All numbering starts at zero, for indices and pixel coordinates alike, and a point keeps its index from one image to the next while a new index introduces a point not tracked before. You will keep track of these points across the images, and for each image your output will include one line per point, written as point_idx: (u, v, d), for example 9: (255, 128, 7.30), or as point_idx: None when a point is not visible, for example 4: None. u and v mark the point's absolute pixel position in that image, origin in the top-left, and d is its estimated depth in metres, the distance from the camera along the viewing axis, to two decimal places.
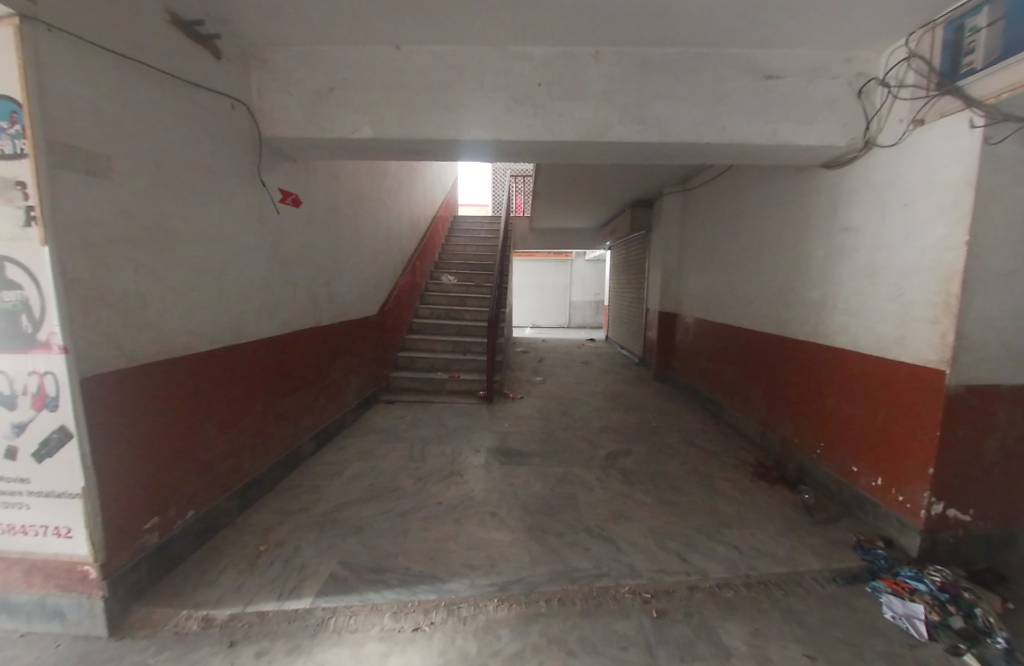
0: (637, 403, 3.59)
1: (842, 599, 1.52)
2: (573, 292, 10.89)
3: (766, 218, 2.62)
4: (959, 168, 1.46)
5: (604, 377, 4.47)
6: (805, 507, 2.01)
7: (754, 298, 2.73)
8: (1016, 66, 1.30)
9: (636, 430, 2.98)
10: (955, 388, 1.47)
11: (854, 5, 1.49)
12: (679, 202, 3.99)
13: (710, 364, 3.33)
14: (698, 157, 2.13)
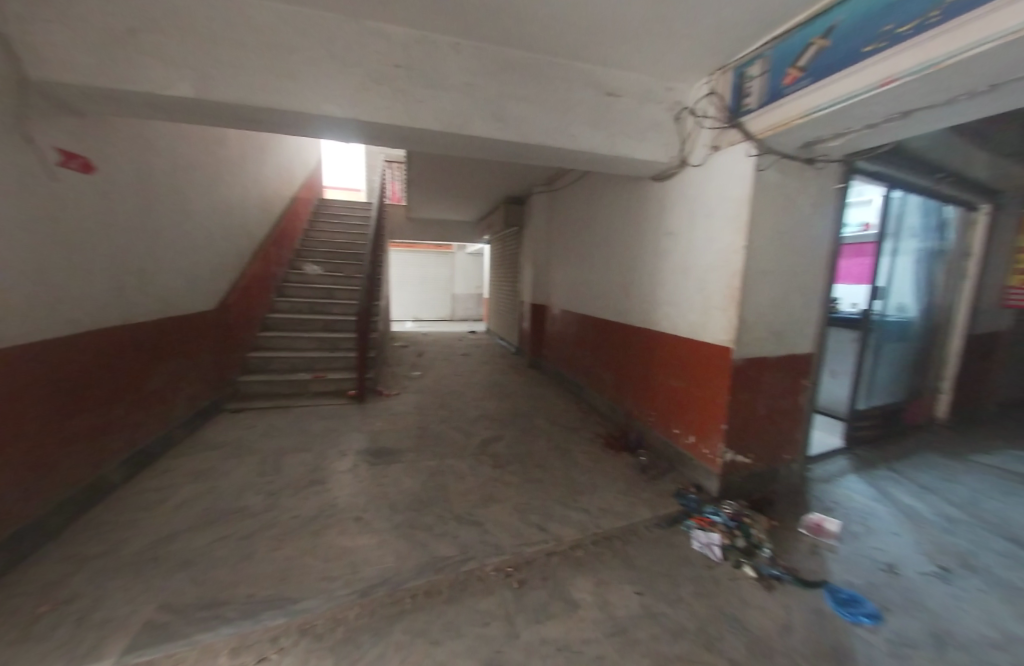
0: (512, 390, 3.79)
1: (665, 540, 1.83)
2: (457, 285, 10.92)
3: (611, 219, 2.97)
4: (741, 186, 1.85)
5: (483, 368, 4.60)
6: (641, 467, 2.36)
7: (604, 291, 3.08)
8: (776, 110, 1.72)
9: (508, 416, 3.13)
10: (738, 361, 1.88)
11: (671, 38, 1.76)
12: (545, 201, 4.29)
13: (572, 351, 3.67)
14: (547, 159, 2.29)
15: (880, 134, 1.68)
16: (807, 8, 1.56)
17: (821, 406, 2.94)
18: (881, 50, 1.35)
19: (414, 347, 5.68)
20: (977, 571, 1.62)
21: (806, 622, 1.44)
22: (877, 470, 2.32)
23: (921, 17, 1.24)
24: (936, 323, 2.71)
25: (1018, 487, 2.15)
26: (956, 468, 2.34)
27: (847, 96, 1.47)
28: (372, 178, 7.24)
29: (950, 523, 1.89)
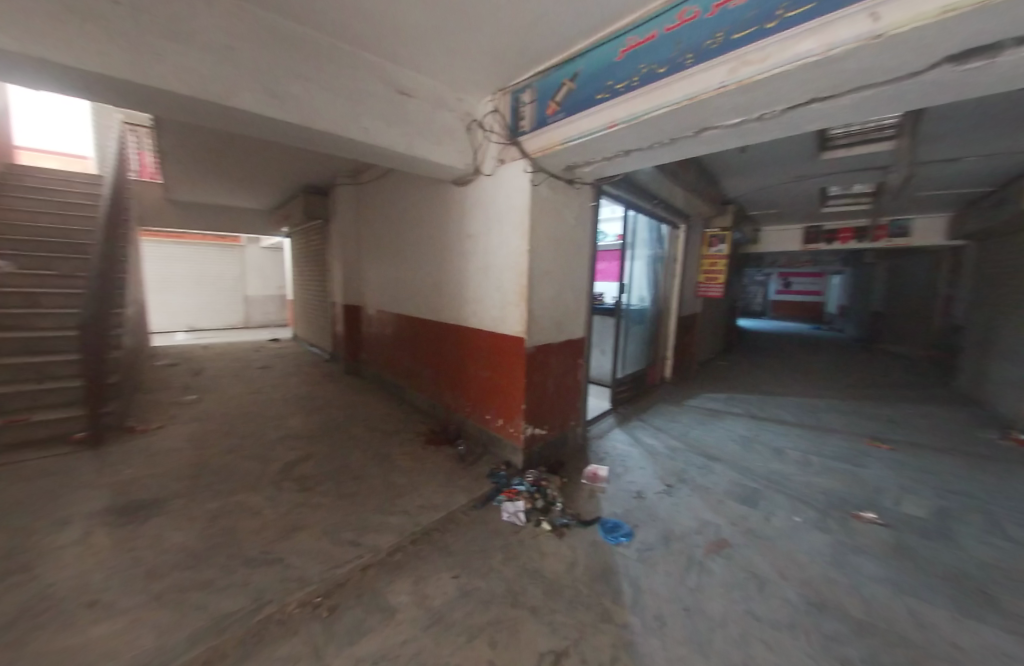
0: (325, 401, 3.46)
1: (479, 519, 1.99)
2: (251, 285, 9.25)
3: (418, 219, 3.02)
4: (523, 197, 2.15)
5: (291, 381, 4.04)
6: (460, 456, 2.50)
7: (418, 290, 3.11)
8: (543, 134, 2.06)
9: (321, 431, 2.86)
10: (530, 348, 2.18)
11: (457, 52, 1.90)
12: (351, 195, 4.03)
13: (391, 352, 3.59)
14: (334, 148, 2.12)
15: (615, 166, 2.17)
16: (558, 55, 1.97)
17: (595, 378, 3.68)
18: (606, 99, 1.84)
19: (191, 365, 4.53)
20: (684, 481, 2.32)
21: (586, 554, 1.80)
22: (633, 422, 3.08)
23: (628, 80, 1.77)
24: (659, 309, 3.71)
25: (704, 417, 3.19)
26: (673, 411, 3.30)
27: (589, 131, 1.91)
28: (103, 141, 5.33)
29: (671, 451, 2.66)
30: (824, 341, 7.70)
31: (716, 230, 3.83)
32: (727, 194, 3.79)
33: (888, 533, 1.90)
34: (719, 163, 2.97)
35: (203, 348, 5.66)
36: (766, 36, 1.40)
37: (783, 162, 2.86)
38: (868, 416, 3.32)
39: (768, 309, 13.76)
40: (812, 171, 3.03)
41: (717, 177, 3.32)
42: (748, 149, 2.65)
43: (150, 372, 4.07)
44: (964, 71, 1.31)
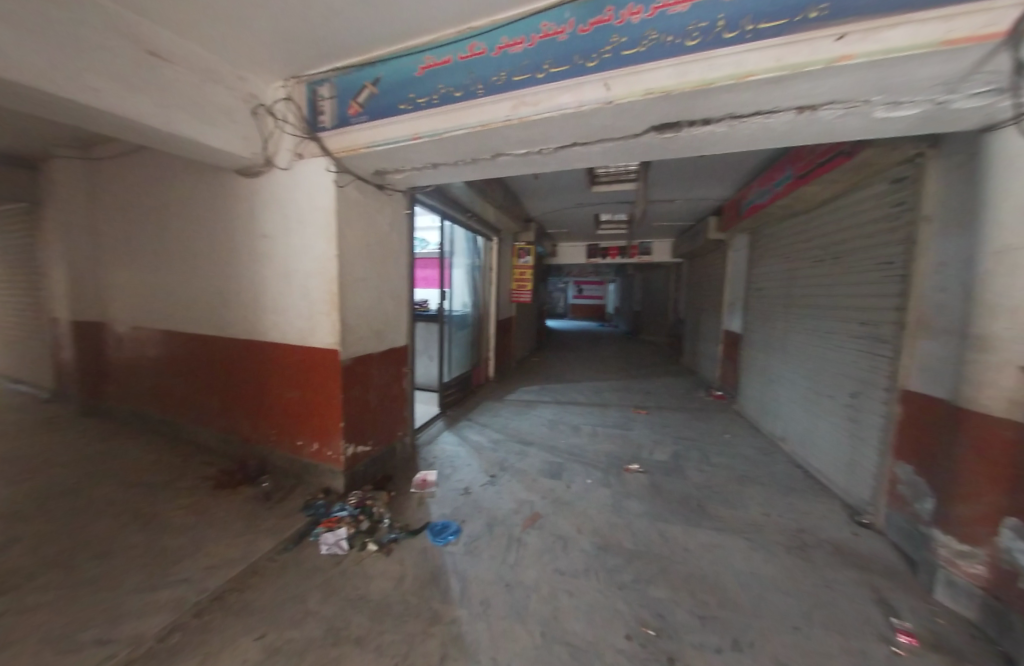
0: (43, 460, 2.44)
1: (291, 561, 1.74)
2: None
3: (191, 213, 2.46)
4: (327, 198, 1.99)
5: None
6: (265, 494, 2.15)
7: (196, 299, 2.52)
8: (346, 134, 1.96)
9: (34, 504, 2.00)
10: (344, 361, 2.04)
11: (232, 22, 1.62)
12: (77, 172, 2.96)
13: (161, 380, 2.81)
14: (32, 107, 1.51)
15: (426, 177, 2.23)
16: (357, 56, 1.91)
17: (423, 384, 3.71)
18: (409, 111, 1.87)
19: None
20: (505, 469, 2.57)
21: (415, 562, 1.79)
22: (460, 422, 3.23)
23: (428, 96, 1.84)
24: (479, 314, 4.02)
25: (521, 408, 3.61)
26: (496, 407, 3.62)
27: (393, 139, 1.90)
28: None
29: (493, 444, 2.91)
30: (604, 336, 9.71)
31: (523, 244, 4.44)
32: (529, 214, 4.41)
33: (646, 477, 2.53)
34: (519, 186, 3.40)
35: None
36: (538, 84, 1.67)
37: (565, 190, 3.47)
38: (632, 391, 4.35)
39: (568, 312, 16.45)
40: (588, 201, 3.79)
41: (520, 199, 3.80)
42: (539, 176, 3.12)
43: None
44: (663, 139, 1.84)
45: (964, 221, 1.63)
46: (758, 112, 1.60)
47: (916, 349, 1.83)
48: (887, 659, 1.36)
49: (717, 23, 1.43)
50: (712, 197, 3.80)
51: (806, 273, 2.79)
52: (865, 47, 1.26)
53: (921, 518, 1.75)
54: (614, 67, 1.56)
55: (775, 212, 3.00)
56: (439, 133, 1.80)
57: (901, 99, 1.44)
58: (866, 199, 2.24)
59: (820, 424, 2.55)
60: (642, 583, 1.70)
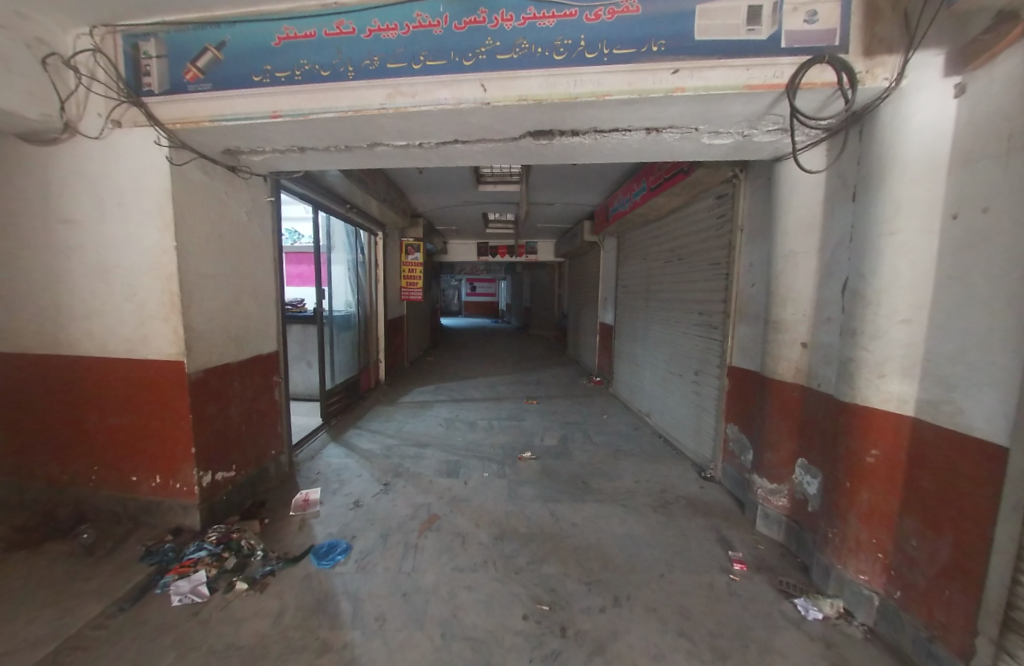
0: None
1: (130, 624, 1.41)
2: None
3: None
4: (159, 177, 1.64)
5: None
6: (84, 549, 1.70)
7: None
8: (184, 104, 1.64)
9: None
10: (195, 374, 1.72)
11: None
12: None
13: None
14: None
15: (291, 162, 2.00)
16: (193, 12, 1.60)
17: (304, 395, 3.35)
18: (265, 84, 1.64)
19: None
20: (400, 474, 2.47)
21: (298, 591, 1.61)
22: (348, 431, 2.99)
23: (289, 71, 1.64)
24: (365, 314, 3.78)
25: (416, 410, 3.50)
26: (389, 411, 3.45)
27: (247, 115, 1.65)
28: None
29: (386, 449, 2.77)
30: (495, 331, 9.93)
31: (411, 240, 4.32)
32: (415, 209, 4.27)
33: (538, 463, 2.68)
34: (402, 180, 3.27)
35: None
36: (414, 75, 1.62)
37: (448, 187, 3.45)
38: (524, 383, 4.56)
39: (464, 310, 16.45)
40: (473, 199, 3.82)
41: (404, 193, 3.66)
42: (422, 171, 3.05)
43: None
44: (537, 144, 1.95)
45: (764, 231, 2.08)
46: (616, 127, 1.80)
47: (739, 333, 2.28)
48: (727, 585, 1.67)
49: (580, 43, 1.56)
50: (586, 202, 4.18)
51: (660, 271, 3.26)
52: (693, 82, 1.50)
53: (745, 467, 2.20)
54: (490, 69, 1.60)
55: (635, 217, 3.43)
56: (303, 114, 1.62)
57: (720, 129, 1.76)
58: (700, 210, 2.70)
59: (674, 399, 3.01)
60: (537, 563, 1.80)
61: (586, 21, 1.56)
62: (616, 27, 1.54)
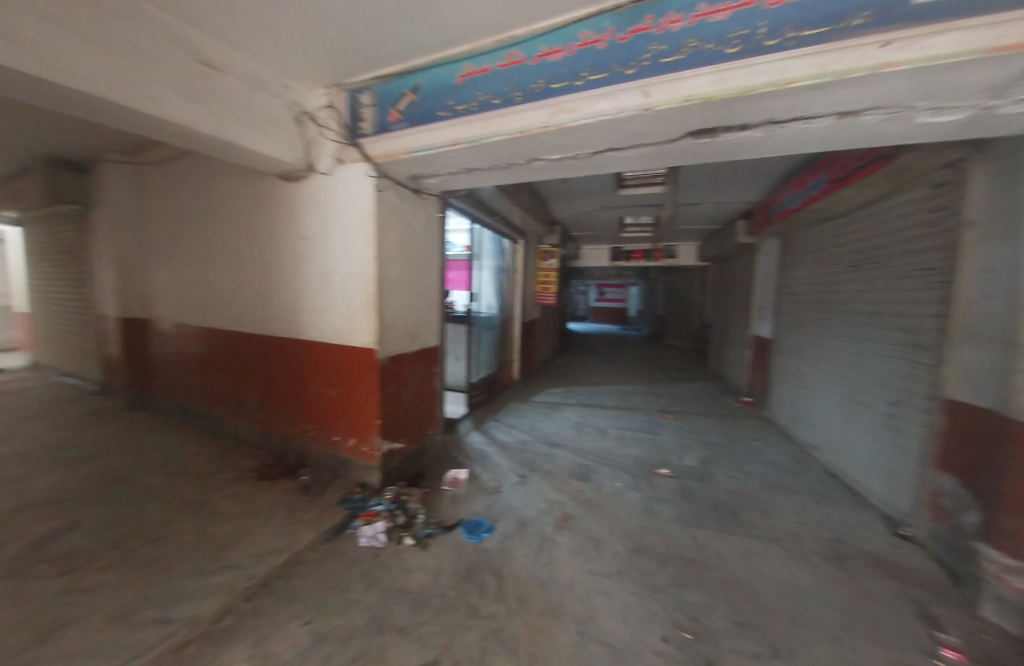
0: (94, 448, 2.59)
1: (333, 552, 1.81)
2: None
3: (233, 215, 2.56)
4: (366, 202, 2.06)
5: (25, 427, 2.85)
6: (304, 487, 2.23)
7: (238, 299, 2.62)
8: (384, 140, 2.02)
9: (90, 490, 2.12)
10: (382, 360, 2.10)
11: (276, 29, 1.67)
12: (129, 176, 3.12)
13: (202, 375, 2.92)
14: (94, 114, 1.60)
15: (459, 181, 2.28)
16: (397, 65, 1.96)
17: (450, 384, 3.56)
18: (447, 118, 1.91)
19: None
20: (534, 469, 2.61)
21: (451, 557, 1.83)
22: (488, 422, 3.30)
23: (467, 103, 1.89)
24: (505, 316, 4.10)
25: (548, 410, 3.66)
26: (522, 407, 3.68)
27: (432, 145, 1.95)
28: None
29: (522, 444, 2.96)
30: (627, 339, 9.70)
31: (547, 247, 4.53)
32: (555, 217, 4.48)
33: (676, 482, 2.54)
34: (548, 190, 3.46)
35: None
36: (576, 91, 1.70)
37: (592, 194, 3.53)
38: (659, 395, 4.37)
39: (591, 315, 16.76)
40: (614, 204, 3.83)
41: (546, 203, 3.87)
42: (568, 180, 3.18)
43: None
44: (697, 144, 1.86)
45: (1010, 227, 1.60)
46: (797, 117, 1.60)
47: (959, 357, 1.80)
48: None
49: (758, 31, 1.43)
50: (741, 200, 3.80)
51: (840, 279, 2.77)
52: (911, 54, 1.26)
53: (965, 530, 1.72)
54: (653, 74, 1.58)
55: (808, 215, 2.98)
56: (478, 140, 1.85)
57: (946, 104, 1.43)
58: (905, 204, 2.21)
59: (856, 433, 2.51)
60: (676, 586, 1.71)
61: (767, 7, 1.43)
62: (806, 7, 1.37)
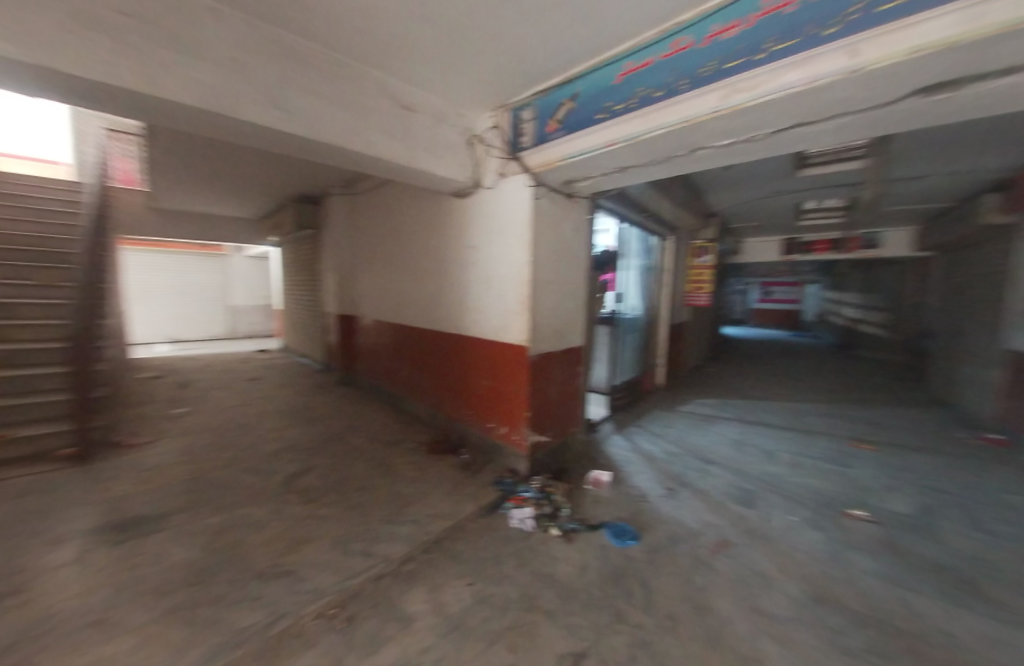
0: (321, 412, 3.44)
1: (489, 527, 2.01)
2: (233, 295, 8.93)
3: (416, 229, 3.07)
4: (524, 210, 2.24)
5: (283, 392, 3.99)
6: (464, 464, 2.53)
7: (416, 299, 3.15)
8: (541, 151, 2.16)
9: (320, 443, 2.83)
10: (533, 357, 2.25)
11: (456, 67, 1.95)
12: (345, 205, 4.05)
13: (388, 361, 3.59)
14: (333, 159, 2.12)
15: (612, 181, 2.28)
16: (558, 76, 2.06)
17: (593, 386, 3.68)
18: (605, 119, 1.93)
19: (175, 377, 4.39)
20: (684, 485, 2.44)
21: (595, 556, 1.84)
22: (630, 427, 3.24)
23: (626, 101, 1.86)
24: (650, 318, 3.97)
25: (698, 423, 3.38)
26: (668, 417, 3.50)
27: (589, 149, 2.00)
28: (77, 146, 5.09)
29: (668, 455, 2.81)
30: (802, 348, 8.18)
31: (701, 243, 4.13)
32: (711, 207, 4.13)
33: (878, 530, 2.03)
34: (705, 179, 3.21)
35: (187, 359, 5.46)
36: (755, 66, 1.50)
37: (762, 178, 3.16)
38: (848, 420, 3.58)
39: (751, 318, 14.90)
40: (791, 187, 3.35)
41: (703, 192, 3.59)
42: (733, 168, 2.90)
43: (130, 385, 3.94)
44: (931, 102, 1.46)
45: None
46: None
47: None
48: None
49: None
50: (994, 167, 2.84)
51: None
52: None
53: None
54: (867, 27, 1.28)
55: None
56: (637, 138, 1.83)
57: None
58: None
59: None
60: (882, 658, 1.36)
61: None
62: None
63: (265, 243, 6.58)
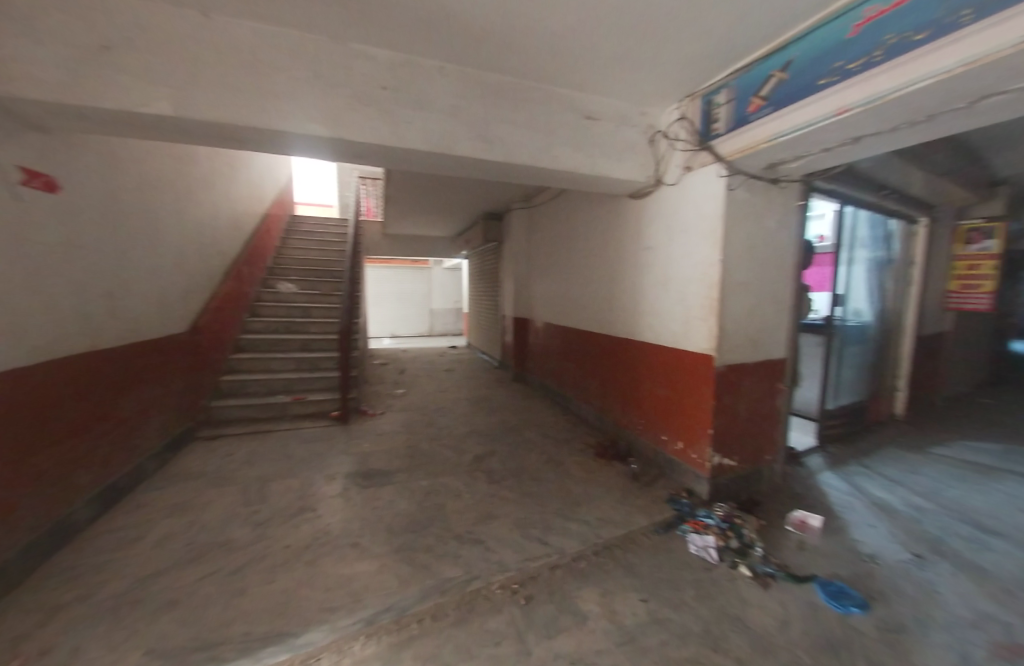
0: (497, 404, 3.86)
1: (663, 546, 1.88)
2: (433, 299, 10.83)
3: (591, 235, 3.14)
4: (714, 204, 2.03)
5: (468, 383, 4.63)
6: (633, 474, 2.45)
7: (588, 303, 3.21)
8: (738, 136, 1.92)
9: (498, 431, 3.17)
10: (719, 368, 2.01)
11: (641, 64, 1.89)
12: (524, 217, 4.46)
13: (558, 363, 3.78)
14: (524, 176, 2.34)
15: (836, 155, 1.86)
16: (766, 45, 1.75)
17: (797, 409, 3.25)
18: (831, 84, 1.53)
19: (394, 365, 5.63)
20: (948, 556, 1.78)
21: (805, 614, 1.51)
22: (850, 466, 2.58)
23: (865, 56, 1.42)
24: (889, 326, 3.10)
25: (969, 476, 2.44)
26: (912, 461, 2.64)
27: (805, 124, 1.65)
28: (344, 193, 7.08)
29: (916, 510, 2.12)
30: None
31: (977, 223, 3.05)
32: (1000, 171, 2.95)
33: None
34: (993, 134, 2.31)
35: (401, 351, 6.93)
36: None
37: None
38: None
39: None
40: None
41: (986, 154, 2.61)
42: None
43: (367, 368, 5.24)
44: None
45: None
46: None
47: None
48: None
49: None
50: None
51: None
52: None
53: None
54: None
55: None
56: (877, 102, 1.39)
57: None
58: None
59: None
60: None
61: None
62: None
63: (455, 256, 7.81)
